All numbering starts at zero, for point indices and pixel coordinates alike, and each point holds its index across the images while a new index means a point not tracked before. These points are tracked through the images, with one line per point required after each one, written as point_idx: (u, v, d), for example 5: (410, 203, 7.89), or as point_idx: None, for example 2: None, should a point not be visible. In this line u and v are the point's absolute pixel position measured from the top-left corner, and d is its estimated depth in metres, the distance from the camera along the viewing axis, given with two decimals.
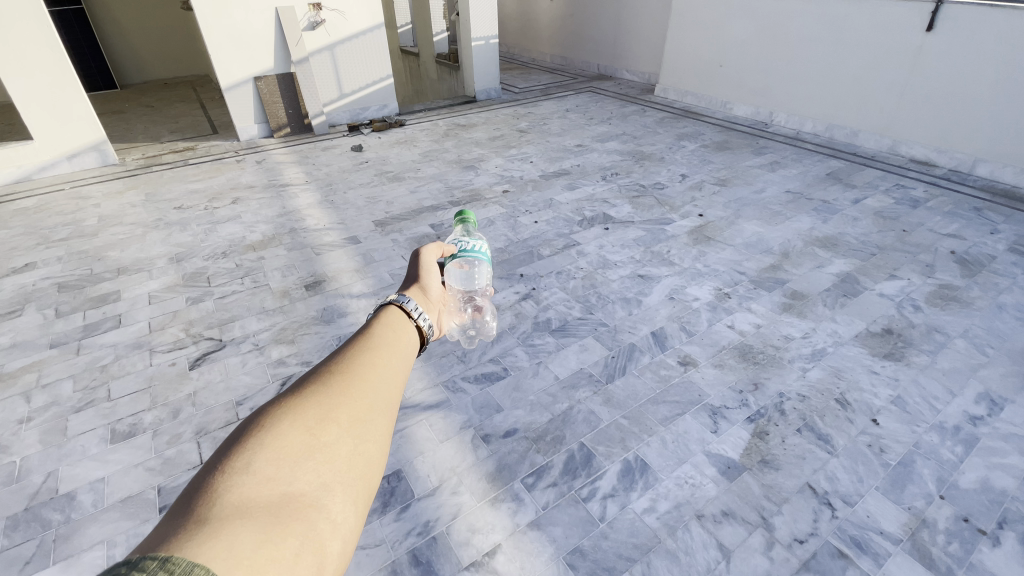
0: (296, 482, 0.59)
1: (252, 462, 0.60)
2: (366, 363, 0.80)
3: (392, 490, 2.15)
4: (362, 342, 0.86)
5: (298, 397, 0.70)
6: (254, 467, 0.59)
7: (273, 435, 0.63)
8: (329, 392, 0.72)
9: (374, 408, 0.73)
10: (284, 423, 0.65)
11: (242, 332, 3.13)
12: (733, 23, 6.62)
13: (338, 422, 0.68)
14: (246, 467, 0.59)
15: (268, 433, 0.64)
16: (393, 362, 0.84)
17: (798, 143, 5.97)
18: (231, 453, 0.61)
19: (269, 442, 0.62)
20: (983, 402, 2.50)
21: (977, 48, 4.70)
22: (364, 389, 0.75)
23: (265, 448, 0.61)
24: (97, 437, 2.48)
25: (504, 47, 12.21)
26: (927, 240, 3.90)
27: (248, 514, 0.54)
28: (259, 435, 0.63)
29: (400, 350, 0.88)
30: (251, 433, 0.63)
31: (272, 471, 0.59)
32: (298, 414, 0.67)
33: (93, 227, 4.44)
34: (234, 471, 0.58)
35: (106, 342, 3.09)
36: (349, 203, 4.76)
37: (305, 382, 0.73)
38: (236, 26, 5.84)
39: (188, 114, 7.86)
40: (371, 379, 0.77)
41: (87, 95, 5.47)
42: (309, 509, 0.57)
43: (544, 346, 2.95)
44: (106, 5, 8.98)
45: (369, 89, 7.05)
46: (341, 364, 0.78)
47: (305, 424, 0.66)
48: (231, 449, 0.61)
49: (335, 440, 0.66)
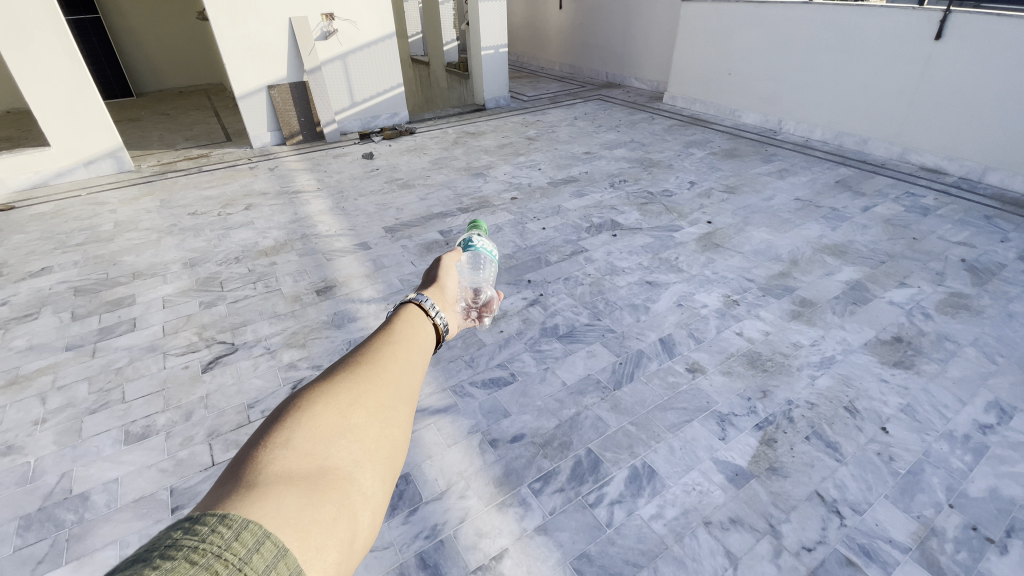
0: (331, 457, 0.58)
1: (290, 438, 0.58)
2: (391, 352, 0.78)
3: (400, 494, 2.17)
4: (384, 333, 0.83)
5: (329, 381, 0.68)
6: (292, 442, 0.58)
7: (309, 413, 0.61)
8: (358, 376, 0.70)
9: (401, 393, 0.70)
10: (317, 403, 0.63)
11: (253, 336, 3.19)
12: (741, 32, 6.66)
13: (366, 404, 0.65)
14: (285, 441, 0.58)
15: (304, 412, 0.62)
16: (414, 353, 0.80)
17: (807, 150, 5.96)
18: (269, 432, 0.60)
19: (305, 421, 0.61)
20: (993, 410, 2.48)
21: (986, 57, 4.68)
22: (391, 375, 0.72)
23: (301, 425, 0.60)
24: (111, 438, 2.53)
25: (513, 55, 12.33)
26: (937, 248, 3.87)
27: (289, 482, 0.53)
28: (296, 415, 0.62)
29: (423, 341, 0.85)
30: (288, 413, 0.62)
31: (308, 446, 0.58)
32: (330, 395, 0.65)
33: (109, 233, 4.54)
34: (274, 446, 0.57)
35: (121, 345, 3.16)
36: (360, 210, 4.83)
37: (335, 369, 0.72)
38: (251, 36, 5.97)
39: (203, 121, 8.02)
40: (400, 364, 0.75)
41: (103, 104, 5.61)
42: (343, 482, 0.55)
43: (552, 351, 2.97)
44: (124, 16, 9.22)
45: (380, 97, 7.16)
46: (367, 353, 0.76)
47: (337, 404, 0.64)
48: (269, 428, 0.60)
49: (364, 421, 0.63)
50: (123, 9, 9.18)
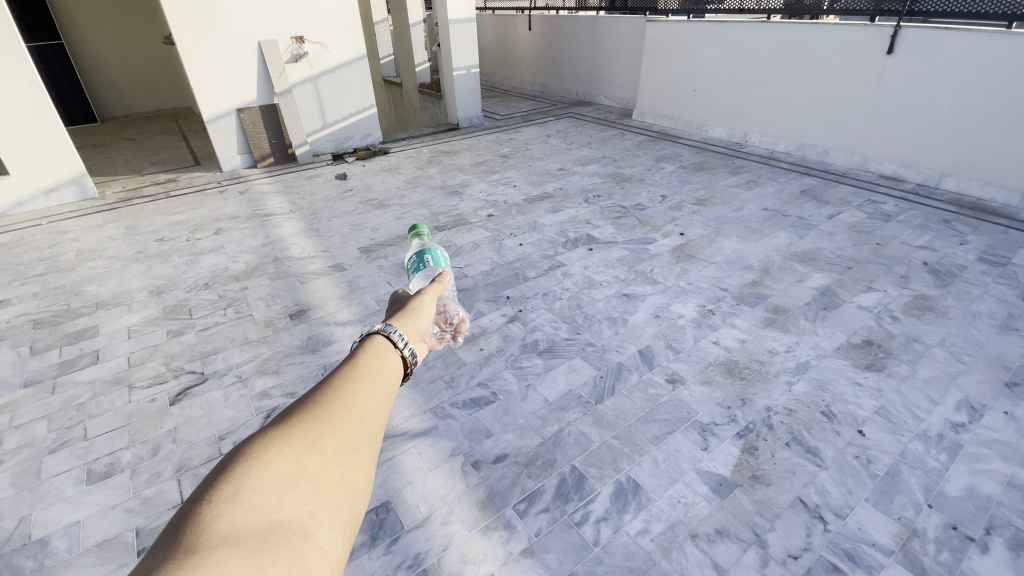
0: (282, 510, 0.54)
1: (238, 491, 0.54)
2: (353, 389, 0.75)
3: (381, 523, 2.09)
4: (348, 368, 0.80)
5: (283, 425, 0.65)
6: (239, 496, 0.54)
7: (261, 462, 0.58)
8: (315, 419, 0.67)
9: (363, 433, 0.68)
10: (269, 451, 0.60)
11: (224, 364, 3.08)
12: (704, 50, 6.89)
13: (323, 448, 0.63)
14: (232, 495, 0.53)
15: (254, 461, 0.59)
16: (378, 387, 0.77)
17: (772, 162, 6.15)
18: (217, 482, 0.55)
19: (255, 471, 0.57)
20: (963, 409, 2.54)
21: (935, 68, 4.93)
22: (353, 415, 0.69)
23: (252, 476, 0.56)
24: (73, 478, 2.39)
25: (485, 76, 12.50)
26: (900, 252, 4.02)
27: (235, 542, 0.48)
28: (246, 463, 0.58)
29: (389, 375, 0.82)
30: (237, 461, 0.58)
31: (259, 500, 0.54)
32: (284, 441, 0.62)
33: (71, 262, 4.37)
34: (219, 500, 0.53)
35: (83, 379, 3.01)
36: (334, 231, 4.77)
37: (290, 412, 0.68)
38: (219, 58, 5.90)
39: (171, 146, 7.86)
40: (361, 404, 0.72)
41: (66, 130, 5.44)
42: (296, 538, 0.52)
43: (533, 368, 2.94)
44: (87, 41, 9.06)
45: (352, 119, 7.14)
46: (327, 390, 0.73)
47: (291, 451, 0.60)
48: (215, 480, 0.56)
49: (320, 468, 0.60)
50: (87, 36, 9.03)
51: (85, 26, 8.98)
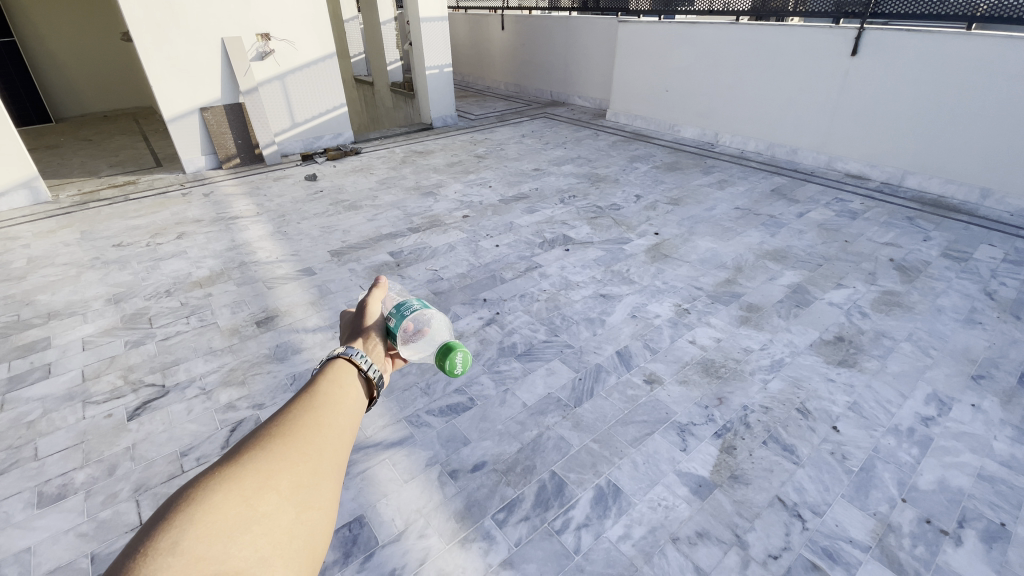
0: (229, 560, 0.50)
1: (179, 541, 0.49)
2: (311, 419, 0.72)
3: (354, 538, 2.01)
4: (306, 396, 0.77)
5: (234, 464, 0.61)
6: (179, 547, 0.48)
7: (205, 509, 0.53)
8: (272, 455, 0.63)
9: (322, 467, 0.65)
10: (217, 494, 0.56)
11: (187, 375, 2.93)
12: (674, 51, 6.96)
13: (277, 488, 0.60)
14: (170, 545, 0.48)
15: (199, 506, 0.54)
16: (340, 416, 0.75)
17: (743, 162, 6.24)
18: (154, 532, 0.50)
19: (200, 517, 0.52)
20: (933, 402, 2.60)
21: (896, 69, 5.10)
22: (311, 448, 0.67)
23: (194, 523, 0.51)
24: (22, 501, 2.22)
25: (458, 76, 12.39)
26: (867, 249, 4.12)
27: None
28: (189, 509, 0.53)
29: (352, 401, 0.79)
30: (178, 508, 0.53)
31: (202, 549, 0.49)
32: (234, 482, 0.58)
33: (21, 269, 4.12)
34: (157, 551, 0.48)
35: (33, 395, 2.82)
36: (303, 233, 4.62)
37: (241, 448, 0.64)
38: (179, 56, 5.66)
39: (130, 147, 7.50)
40: (319, 438, 0.69)
41: (14, 130, 5.15)
42: None
43: (510, 371, 2.89)
44: (38, 33, 8.54)
45: (322, 118, 6.96)
46: (283, 423, 0.70)
47: (241, 492, 0.57)
48: (151, 530, 0.50)
49: (274, 510, 0.58)
50: (39, 28, 8.54)
51: (37, 17, 8.48)
